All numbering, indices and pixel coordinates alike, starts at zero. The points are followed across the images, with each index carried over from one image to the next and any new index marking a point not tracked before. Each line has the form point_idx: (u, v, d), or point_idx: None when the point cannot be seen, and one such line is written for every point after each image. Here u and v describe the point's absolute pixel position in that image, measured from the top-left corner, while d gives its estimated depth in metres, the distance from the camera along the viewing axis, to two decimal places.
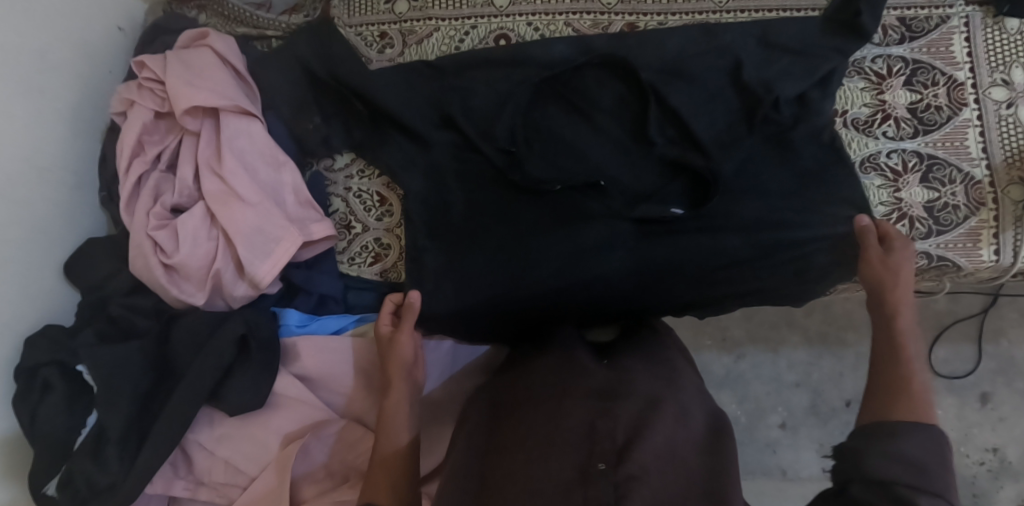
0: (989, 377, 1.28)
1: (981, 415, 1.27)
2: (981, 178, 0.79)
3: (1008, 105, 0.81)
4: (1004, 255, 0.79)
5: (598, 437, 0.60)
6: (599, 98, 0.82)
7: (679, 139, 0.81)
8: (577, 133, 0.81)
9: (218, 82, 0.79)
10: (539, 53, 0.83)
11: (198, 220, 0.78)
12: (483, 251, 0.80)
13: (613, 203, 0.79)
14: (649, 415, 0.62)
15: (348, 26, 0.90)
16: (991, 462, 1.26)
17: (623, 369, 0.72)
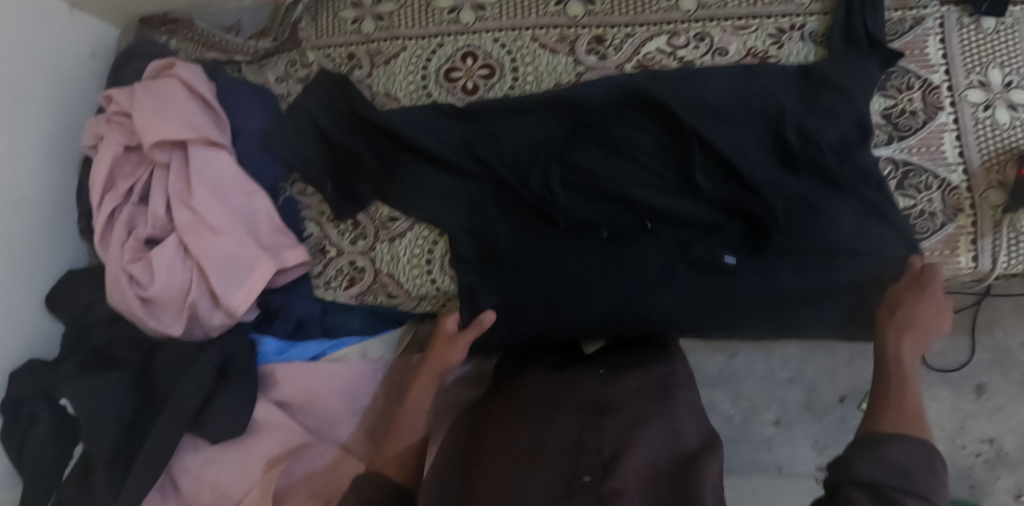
0: (984, 368, 1.22)
1: (976, 406, 1.23)
2: (957, 183, 0.78)
3: (985, 107, 0.79)
4: (982, 260, 0.78)
5: (586, 451, 0.58)
6: (643, 138, 0.80)
7: (726, 179, 0.78)
8: (626, 173, 0.79)
9: (184, 113, 0.79)
10: (583, 94, 0.80)
11: (172, 251, 0.79)
12: (531, 295, 0.81)
13: (666, 246, 0.79)
14: (638, 429, 0.61)
15: (317, 48, 0.89)
16: (987, 452, 1.23)
17: (616, 382, 0.69)
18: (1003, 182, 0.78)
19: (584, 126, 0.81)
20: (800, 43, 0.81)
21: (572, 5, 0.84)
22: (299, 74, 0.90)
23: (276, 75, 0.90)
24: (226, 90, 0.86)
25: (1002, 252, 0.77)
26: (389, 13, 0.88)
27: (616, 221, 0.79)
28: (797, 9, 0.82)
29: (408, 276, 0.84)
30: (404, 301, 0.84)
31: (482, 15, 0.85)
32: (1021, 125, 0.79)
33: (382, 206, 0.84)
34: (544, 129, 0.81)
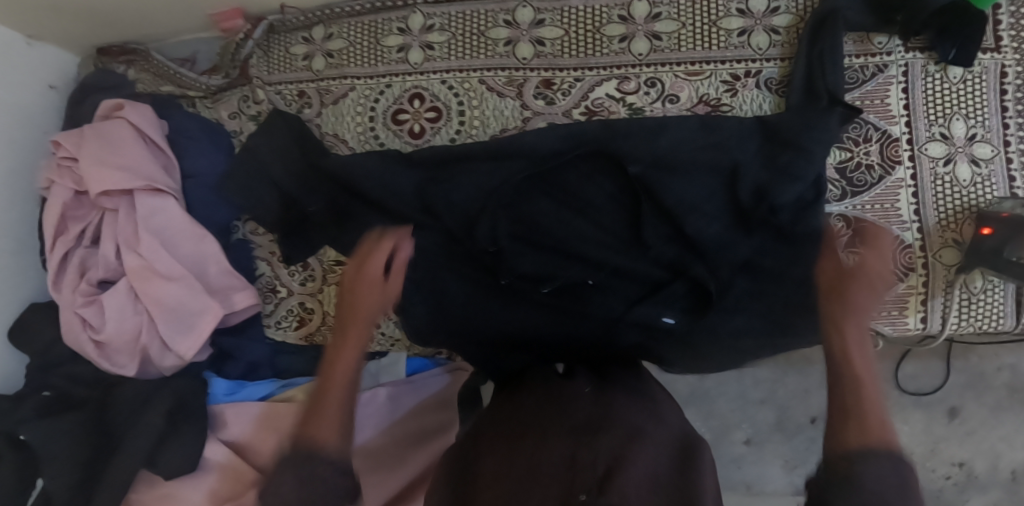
0: (958, 391, 1.11)
1: (948, 429, 1.11)
2: (911, 241, 0.76)
3: (945, 162, 0.76)
4: (932, 322, 0.77)
5: (580, 467, 0.53)
6: (591, 189, 0.78)
7: (675, 238, 0.76)
8: (569, 226, 0.78)
9: (130, 159, 0.80)
10: (530, 143, 0.77)
11: (122, 296, 0.80)
12: (479, 334, 0.79)
13: (613, 301, 0.77)
14: (632, 444, 0.56)
15: (268, 84, 0.88)
16: (957, 475, 1.11)
17: (606, 398, 0.65)
18: (957, 241, 0.76)
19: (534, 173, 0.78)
20: (755, 90, 0.79)
21: (520, 46, 0.82)
22: (251, 110, 0.89)
23: (229, 111, 0.89)
24: (178, 129, 0.86)
25: (952, 314, 0.76)
26: (338, 51, 0.86)
27: (561, 276, 0.77)
28: (752, 53, 0.79)
29: None
30: None
31: (430, 54, 0.84)
32: (981, 182, 0.76)
33: (330, 250, 0.85)
34: (494, 174, 0.78)
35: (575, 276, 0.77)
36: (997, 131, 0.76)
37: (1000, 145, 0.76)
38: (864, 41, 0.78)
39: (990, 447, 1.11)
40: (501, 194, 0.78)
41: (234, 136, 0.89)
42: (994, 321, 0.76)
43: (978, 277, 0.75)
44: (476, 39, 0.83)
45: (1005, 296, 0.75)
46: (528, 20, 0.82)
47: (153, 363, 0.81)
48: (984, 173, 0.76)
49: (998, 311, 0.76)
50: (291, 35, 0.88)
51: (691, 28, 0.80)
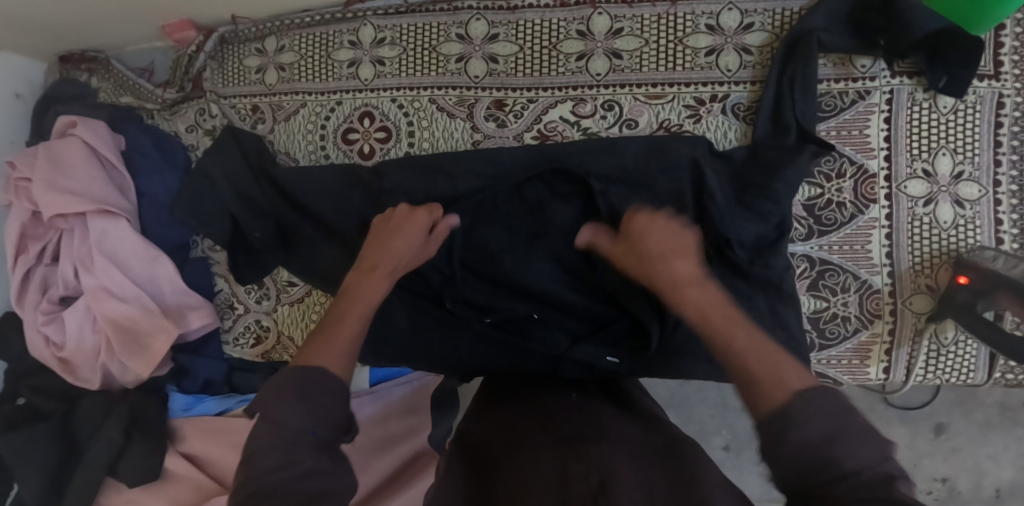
0: (946, 406, 0.96)
1: (931, 444, 0.96)
2: (880, 286, 0.71)
3: (926, 201, 0.70)
4: (895, 374, 0.73)
5: (571, 486, 0.45)
6: (538, 214, 0.74)
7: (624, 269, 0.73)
8: (513, 252, 0.74)
9: (81, 181, 0.80)
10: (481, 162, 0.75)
11: (81, 315, 0.82)
12: (429, 350, 0.77)
13: (557, 334, 0.74)
14: (621, 452, 0.49)
15: (222, 97, 0.86)
16: (938, 492, 0.96)
17: (599, 413, 0.58)
18: (931, 287, 0.70)
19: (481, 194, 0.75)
20: (721, 116, 0.73)
21: (473, 63, 0.78)
22: (207, 124, 0.86)
23: (185, 124, 0.88)
24: (132, 145, 0.85)
25: (918, 366, 0.72)
26: (290, 64, 0.83)
27: (505, 305, 0.74)
28: (719, 74, 0.73)
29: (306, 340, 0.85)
30: None
31: (381, 70, 0.80)
32: (964, 225, 0.69)
33: (284, 271, 0.84)
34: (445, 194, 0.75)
35: (519, 310, 0.74)
36: (987, 169, 0.69)
37: (989, 184, 0.69)
38: (845, 65, 0.70)
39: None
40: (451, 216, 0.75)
41: (191, 150, 0.88)
42: (961, 374, 0.72)
43: (950, 328, 0.71)
44: (427, 54, 0.79)
45: (976, 351, 0.71)
46: (481, 34, 0.78)
47: (114, 378, 0.84)
48: (968, 216, 0.69)
49: (967, 363, 0.71)
50: (244, 46, 0.86)
51: (654, 46, 0.74)
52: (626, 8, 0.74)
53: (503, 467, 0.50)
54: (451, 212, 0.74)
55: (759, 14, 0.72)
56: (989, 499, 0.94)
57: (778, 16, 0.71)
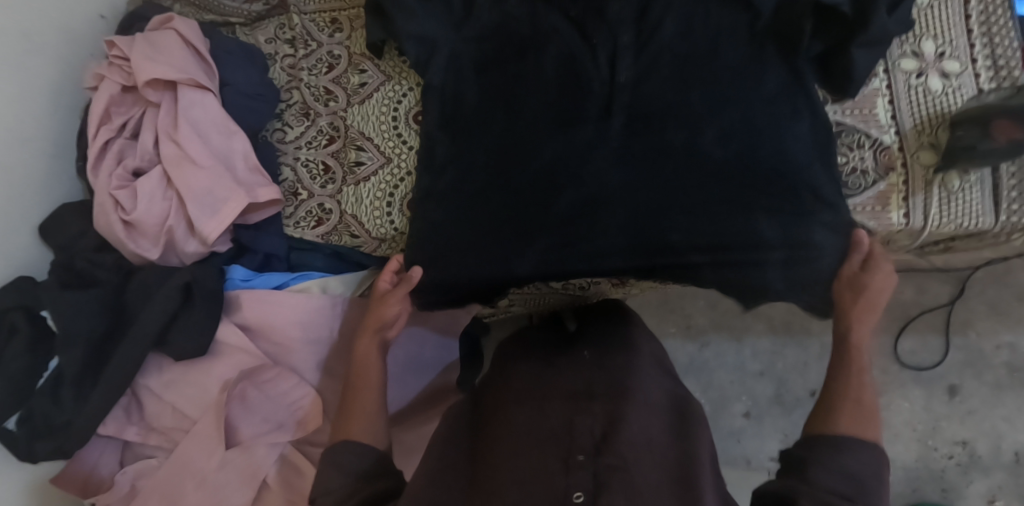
0: (957, 370, 1.34)
1: (949, 407, 1.33)
2: (890, 143, 0.82)
3: (917, 75, 0.84)
4: (913, 221, 0.81)
5: (577, 432, 0.64)
6: (595, 135, 0.79)
7: (685, 154, 0.77)
8: (569, 143, 0.79)
9: (176, 59, 0.88)
10: (584, 60, 0.81)
11: (155, 182, 0.86)
12: (506, 234, 0.81)
13: (619, 204, 0.78)
14: (621, 403, 0.67)
15: (303, 13, 0.98)
16: (959, 455, 1.31)
17: (608, 362, 0.76)
18: (933, 143, 0.82)
19: (558, 87, 0.81)
20: None
21: None
22: (286, 35, 0.98)
23: (265, 36, 0.99)
24: (218, 46, 0.94)
25: (932, 210, 0.81)
26: None
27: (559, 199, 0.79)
28: None
29: (367, 216, 0.89)
30: (364, 240, 0.90)
31: None
32: (952, 92, 0.83)
33: (350, 151, 0.91)
34: (528, 113, 0.81)
35: (585, 194, 0.78)
36: (964, 50, 0.84)
37: (967, 61, 0.84)
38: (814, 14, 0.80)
39: (994, 427, 1.31)
40: (520, 137, 0.81)
41: (269, 57, 0.98)
42: (972, 218, 0.81)
43: (956, 177, 0.81)
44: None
45: (981, 196, 0.81)
46: None
47: (177, 247, 0.87)
48: (954, 85, 0.83)
49: (975, 207, 0.81)
50: None
51: None
52: None
53: (493, 423, 0.73)
54: (524, 95, 0.82)
55: None
56: (1011, 458, 1.29)
57: None
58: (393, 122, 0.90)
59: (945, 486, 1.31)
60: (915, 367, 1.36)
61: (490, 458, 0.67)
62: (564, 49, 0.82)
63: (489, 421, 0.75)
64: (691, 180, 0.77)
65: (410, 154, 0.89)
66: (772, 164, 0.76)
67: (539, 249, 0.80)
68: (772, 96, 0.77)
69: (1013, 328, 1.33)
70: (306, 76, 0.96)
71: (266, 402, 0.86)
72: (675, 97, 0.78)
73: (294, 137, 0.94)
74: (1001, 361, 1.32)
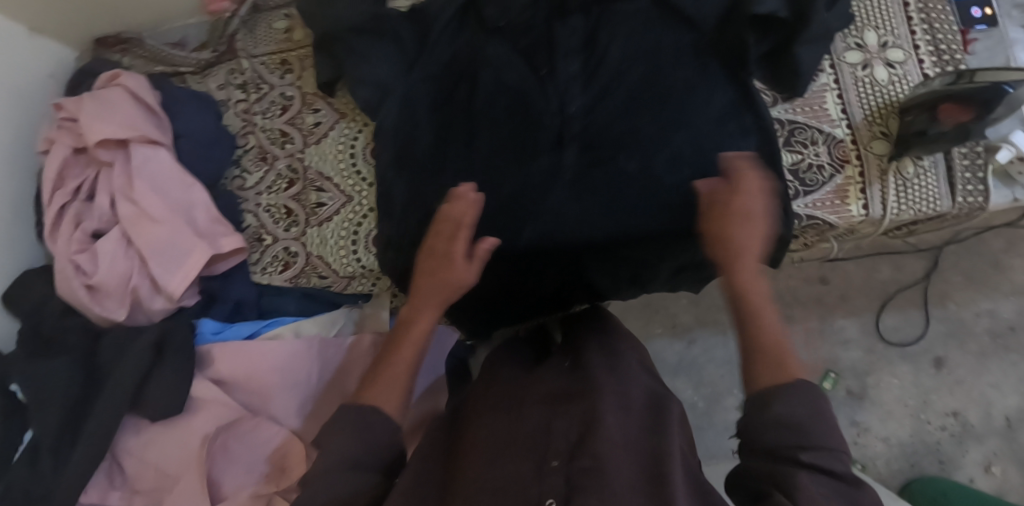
0: (942, 342, 1.35)
1: (937, 379, 1.34)
2: (842, 136, 0.83)
3: (863, 66, 0.85)
4: (873, 211, 0.82)
5: (553, 437, 0.62)
6: (550, 168, 0.84)
7: (632, 178, 0.83)
8: (527, 176, 0.84)
9: (126, 117, 0.87)
10: (536, 96, 0.86)
11: (114, 242, 0.85)
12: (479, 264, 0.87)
13: (576, 232, 0.83)
14: (598, 401, 0.65)
15: (253, 57, 0.98)
16: (953, 426, 1.31)
17: (583, 365, 0.74)
18: (885, 133, 0.83)
19: (510, 121, 0.86)
20: None
21: None
22: (238, 80, 0.98)
23: (217, 83, 0.98)
24: (170, 97, 0.94)
25: (890, 199, 0.81)
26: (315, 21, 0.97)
27: (523, 232, 0.84)
28: None
29: (333, 256, 0.89)
30: (333, 280, 0.89)
31: None
32: (899, 81, 0.84)
33: (311, 193, 0.90)
34: (482, 149, 0.86)
35: (544, 225, 0.84)
36: (906, 37, 0.85)
37: (910, 49, 0.85)
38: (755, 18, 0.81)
39: (982, 395, 1.32)
40: (476, 170, 0.85)
41: (222, 104, 0.97)
42: (930, 203, 0.82)
43: (910, 164, 0.82)
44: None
45: (937, 181, 0.82)
46: None
47: (144, 305, 0.85)
48: (900, 73, 0.84)
49: (932, 192, 0.82)
50: (274, 13, 0.99)
51: None
52: None
53: (472, 426, 0.70)
54: (479, 134, 0.86)
55: None
56: (1002, 425, 1.30)
57: None
58: (351, 159, 0.90)
59: (943, 458, 1.30)
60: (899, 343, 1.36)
61: (462, 465, 0.64)
62: (515, 83, 0.87)
63: (463, 430, 0.72)
64: (641, 201, 0.83)
65: (370, 191, 0.89)
66: (713, 180, 0.82)
67: (507, 272, 0.88)
68: (720, 115, 0.83)
69: (990, 295, 1.35)
70: (260, 120, 0.95)
71: (247, 450, 0.84)
72: (621, 124, 0.84)
73: (254, 182, 0.94)
74: (982, 328, 1.35)
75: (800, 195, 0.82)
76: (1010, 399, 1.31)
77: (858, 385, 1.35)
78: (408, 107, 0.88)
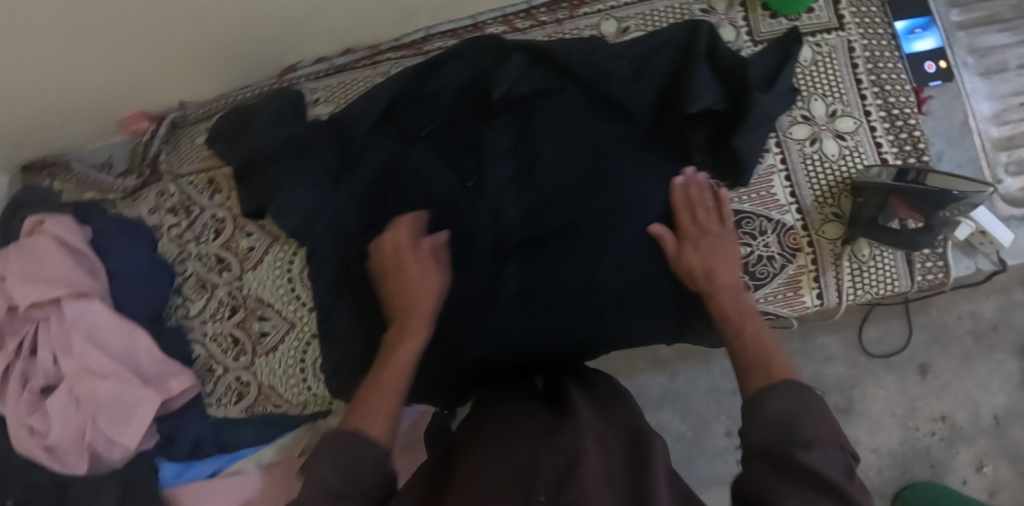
0: (924, 348, 1.17)
1: (923, 386, 1.16)
2: (793, 222, 0.78)
3: (811, 141, 0.79)
4: (829, 298, 0.79)
5: (540, 472, 0.51)
6: (489, 281, 0.80)
7: (570, 285, 0.78)
8: (467, 291, 0.80)
9: (54, 271, 0.84)
10: (467, 207, 0.81)
11: (62, 400, 0.83)
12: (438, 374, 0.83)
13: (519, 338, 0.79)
14: (579, 440, 0.54)
15: (179, 176, 0.94)
16: (941, 430, 1.15)
17: (567, 409, 0.63)
18: (837, 214, 0.78)
19: (444, 234, 0.82)
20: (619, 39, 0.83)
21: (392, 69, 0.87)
22: (168, 203, 0.94)
23: (148, 206, 0.95)
24: (100, 233, 0.91)
25: (844, 285, 0.78)
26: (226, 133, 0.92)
27: (471, 347, 0.80)
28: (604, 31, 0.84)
29: (284, 383, 0.88)
30: (288, 408, 0.89)
31: (314, 73, 0.90)
32: (850, 154, 0.79)
33: (254, 322, 0.89)
34: None
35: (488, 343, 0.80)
36: (856, 103, 0.80)
37: (861, 116, 0.79)
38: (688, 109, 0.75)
39: (968, 396, 1.15)
40: None
41: (155, 230, 0.95)
42: (888, 284, 0.78)
43: (865, 246, 0.78)
44: (428, 102, 0.83)
45: (894, 260, 0.78)
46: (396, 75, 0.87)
47: (101, 459, 0.84)
48: (851, 145, 0.79)
49: (889, 273, 0.78)
50: (195, 127, 0.95)
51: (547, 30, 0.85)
52: (521, 35, 0.85)
53: (457, 465, 0.58)
54: (412, 250, 0.82)
55: (631, 18, 0.84)
56: (989, 426, 1.14)
57: (647, 18, 0.84)
58: (289, 283, 0.88)
59: (933, 463, 1.14)
60: (884, 355, 1.17)
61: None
62: (443, 194, 0.81)
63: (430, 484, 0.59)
64: (581, 307, 0.79)
65: (311, 316, 0.87)
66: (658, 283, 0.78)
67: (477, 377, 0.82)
68: (663, 209, 0.79)
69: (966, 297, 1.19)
70: (194, 246, 0.93)
71: None
72: (560, 230, 0.80)
73: (198, 310, 0.92)
74: (963, 330, 1.17)
75: (754, 291, 0.78)
76: (997, 397, 1.14)
77: (846, 400, 1.16)
78: (339, 228, 0.83)
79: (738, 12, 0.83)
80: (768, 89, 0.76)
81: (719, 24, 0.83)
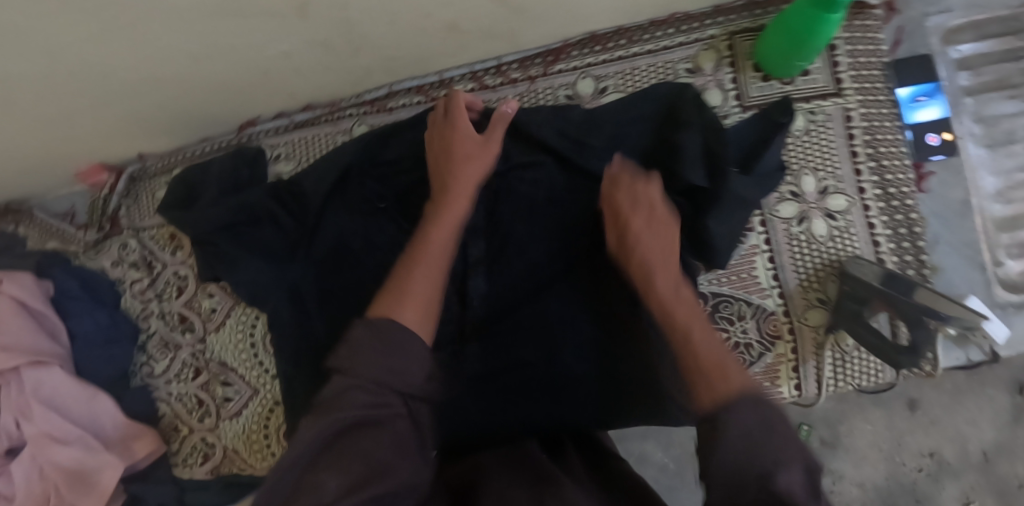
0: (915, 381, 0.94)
1: (910, 420, 0.94)
2: (774, 308, 0.74)
3: (799, 220, 0.74)
4: (807, 388, 0.75)
5: None
6: (453, 360, 0.76)
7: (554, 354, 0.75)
8: None
9: (12, 335, 0.81)
10: None
11: (23, 467, 0.81)
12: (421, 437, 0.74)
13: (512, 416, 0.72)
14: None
15: (141, 230, 0.92)
16: (929, 466, 0.93)
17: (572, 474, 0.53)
18: (822, 299, 0.73)
19: None
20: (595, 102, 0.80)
21: (358, 128, 0.84)
22: (131, 257, 0.92)
23: (110, 259, 0.92)
24: (60, 290, 0.86)
25: (826, 377, 0.73)
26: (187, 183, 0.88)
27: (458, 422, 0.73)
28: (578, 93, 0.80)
29: (247, 448, 0.87)
30: (252, 472, 0.87)
31: (278, 127, 0.86)
32: (840, 235, 0.73)
33: (217, 385, 0.88)
34: None
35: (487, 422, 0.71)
36: (850, 179, 0.74)
37: (854, 193, 0.73)
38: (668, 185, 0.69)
39: (958, 432, 0.93)
40: None
41: (117, 284, 0.92)
42: (871, 376, 0.74)
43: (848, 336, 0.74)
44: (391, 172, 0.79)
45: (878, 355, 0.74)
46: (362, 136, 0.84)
47: None
48: (842, 225, 0.73)
49: (874, 365, 0.74)
50: (155, 180, 0.91)
51: (518, 90, 0.81)
52: (490, 93, 0.81)
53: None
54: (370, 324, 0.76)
55: (609, 77, 0.79)
56: (978, 462, 0.93)
57: (627, 77, 0.79)
58: (252, 349, 0.87)
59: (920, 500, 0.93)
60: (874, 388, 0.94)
61: None
62: None
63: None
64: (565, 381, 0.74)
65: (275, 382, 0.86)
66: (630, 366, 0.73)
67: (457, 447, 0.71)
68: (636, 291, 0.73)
69: None
70: (157, 305, 0.90)
71: None
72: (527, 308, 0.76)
73: (163, 369, 0.90)
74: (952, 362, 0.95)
75: None
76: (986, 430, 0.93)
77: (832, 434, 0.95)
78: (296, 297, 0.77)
79: (726, 73, 0.77)
80: (756, 171, 0.69)
81: (703, 86, 0.77)
